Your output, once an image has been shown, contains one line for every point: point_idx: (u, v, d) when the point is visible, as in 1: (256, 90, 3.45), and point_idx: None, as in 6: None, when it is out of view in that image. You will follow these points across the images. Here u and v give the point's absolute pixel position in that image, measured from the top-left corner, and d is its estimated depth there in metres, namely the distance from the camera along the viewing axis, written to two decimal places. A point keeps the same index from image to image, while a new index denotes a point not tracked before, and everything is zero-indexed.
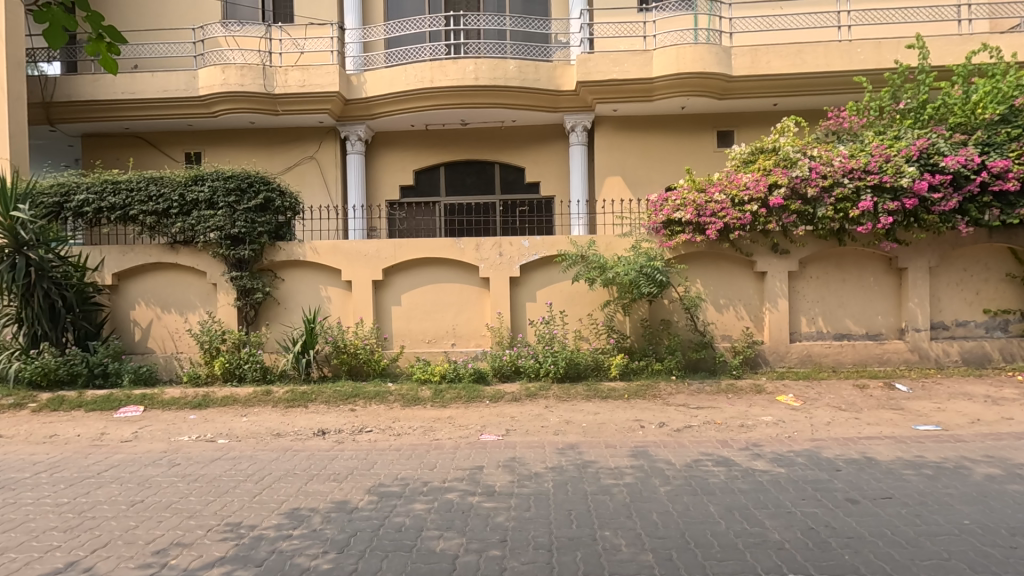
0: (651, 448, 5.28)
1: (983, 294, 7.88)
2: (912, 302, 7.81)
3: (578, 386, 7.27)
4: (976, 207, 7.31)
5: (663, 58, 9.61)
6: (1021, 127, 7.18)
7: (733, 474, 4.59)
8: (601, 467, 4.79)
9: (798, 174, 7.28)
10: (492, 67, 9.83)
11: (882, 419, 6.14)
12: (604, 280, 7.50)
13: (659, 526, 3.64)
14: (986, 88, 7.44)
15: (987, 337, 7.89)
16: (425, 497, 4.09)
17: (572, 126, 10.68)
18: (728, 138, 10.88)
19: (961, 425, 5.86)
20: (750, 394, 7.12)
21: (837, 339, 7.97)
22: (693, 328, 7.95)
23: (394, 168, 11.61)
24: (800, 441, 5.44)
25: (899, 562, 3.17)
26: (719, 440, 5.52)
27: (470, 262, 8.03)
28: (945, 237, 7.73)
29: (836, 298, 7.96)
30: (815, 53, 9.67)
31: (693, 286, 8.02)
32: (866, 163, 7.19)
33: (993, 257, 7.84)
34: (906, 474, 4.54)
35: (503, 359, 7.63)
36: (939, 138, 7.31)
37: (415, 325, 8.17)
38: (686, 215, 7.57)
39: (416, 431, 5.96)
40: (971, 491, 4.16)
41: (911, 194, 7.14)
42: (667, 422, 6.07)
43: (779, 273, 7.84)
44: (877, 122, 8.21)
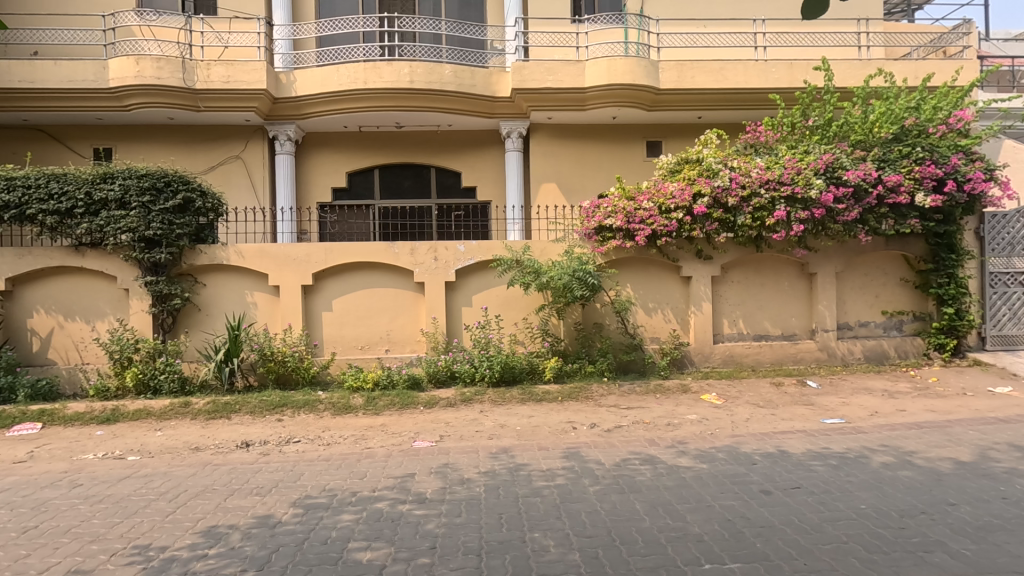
0: (582, 449, 5.40)
1: (881, 297, 8.62)
2: (821, 305, 8.42)
3: (513, 390, 7.33)
4: (875, 217, 7.98)
5: (595, 69, 9.90)
6: (911, 145, 7.91)
7: (659, 471, 4.78)
8: (533, 469, 4.85)
9: (719, 184, 7.69)
10: (428, 70, 9.76)
11: (794, 414, 6.58)
12: (538, 284, 7.63)
13: (586, 525, 3.73)
14: (881, 108, 8.14)
15: (885, 336, 8.62)
16: (353, 507, 3.99)
17: (508, 132, 10.80)
18: (656, 147, 11.33)
19: (862, 417, 6.38)
20: (677, 394, 7.43)
21: (755, 339, 8.47)
22: (624, 331, 8.22)
23: (326, 170, 11.28)
24: (721, 437, 5.74)
25: (804, 547, 3.41)
26: (647, 439, 5.72)
27: (404, 267, 7.92)
28: (849, 245, 8.39)
29: (755, 302, 8.47)
30: (735, 71, 10.24)
31: (623, 289, 8.28)
32: (780, 175, 7.68)
33: (890, 263, 8.61)
34: (814, 465, 4.89)
35: (438, 364, 7.58)
36: (842, 153, 7.93)
37: (347, 331, 7.96)
38: (617, 222, 7.84)
39: (348, 440, 5.81)
40: (868, 478, 4.54)
41: (819, 205, 7.70)
42: (598, 423, 6.23)
43: (703, 278, 8.25)
44: (789, 137, 8.78)
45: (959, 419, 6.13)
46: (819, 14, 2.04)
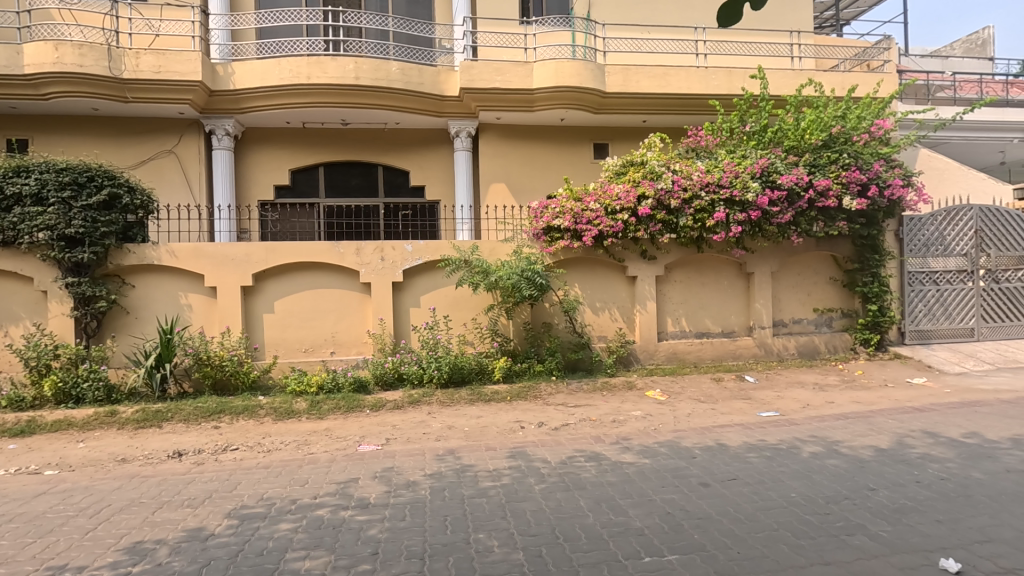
0: (529, 448, 5.43)
1: (813, 295, 9.11)
2: (758, 303, 8.81)
3: (462, 391, 7.30)
4: (806, 220, 8.41)
5: (543, 71, 9.99)
6: (838, 152, 8.39)
7: (603, 467, 4.87)
8: (479, 470, 4.84)
9: (663, 186, 7.92)
10: (374, 67, 9.58)
11: (733, 408, 6.85)
12: (486, 284, 7.64)
13: (531, 524, 3.75)
14: (812, 116, 8.57)
15: (817, 332, 9.10)
16: (292, 516, 3.87)
17: (457, 131, 10.75)
18: (603, 149, 11.56)
19: (795, 410, 6.72)
20: (622, 391, 7.60)
21: (697, 337, 8.76)
22: (572, 330, 8.33)
23: (267, 167, 10.88)
24: (664, 432, 5.91)
25: (738, 536, 3.55)
26: (593, 436, 5.81)
27: (350, 267, 7.74)
28: (783, 246, 8.81)
29: (697, 300, 8.77)
30: (678, 76, 10.56)
31: (571, 289, 8.39)
32: (719, 178, 7.99)
33: (820, 263, 9.11)
34: (749, 457, 5.10)
35: (385, 366, 7.46)
36: (776, 158, 8.31)
37: (290, 333, 7.70)
38: (564, 222, 7.95)
39: (289, 446, 5.61)
40: (799, 468, 4.78)
41: (755, 207, 8.06)
42: (545, 422, 6.29)
43: (647, 278, 8.47)
44: (728, 141, 9.12)
45: (881, 409, 6.55)
46: (733, 22, 2.09)
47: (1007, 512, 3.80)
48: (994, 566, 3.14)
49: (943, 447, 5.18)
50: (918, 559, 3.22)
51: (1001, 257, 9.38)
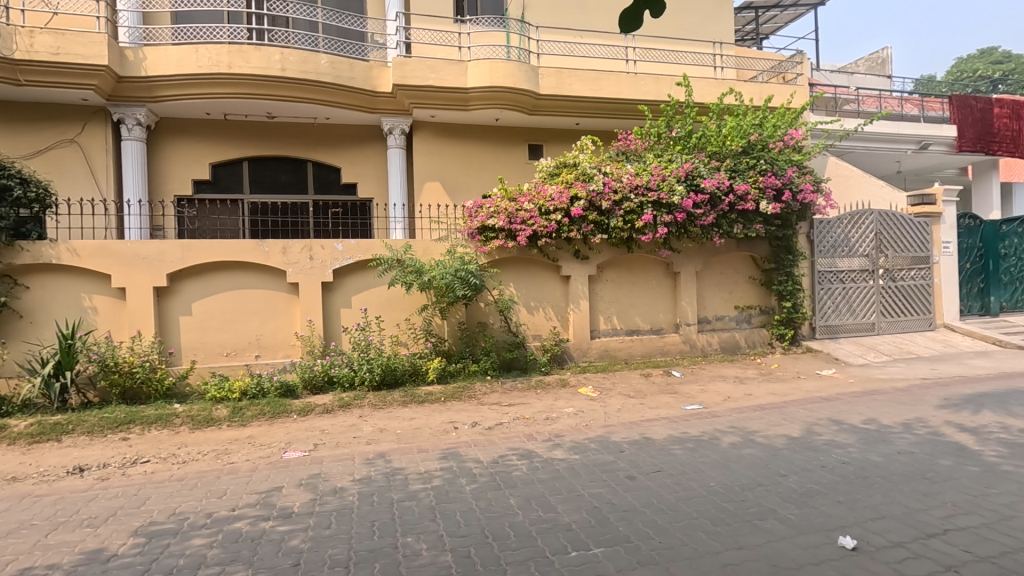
0: (461, 448, 5.41)
1: (734, 293, 9.62)
2: (684, 301, 9.20)
3: (394, 393, 7.18)
4: (727, 222, 8.86)
5: (477, 70, 9.98)
6: (756, 159, 8.88)
7: (534, 465, 4.93)
8: (410, 473, 4.77)
9: (594, 188, 8.13)
10: (302, 58, 9.22)
11: (660, 402, 7.13)
12: (419, 284, 7.55)
13: (461, 525, 3.74)
14: (732, 124, 9.05)
15: (737, 328, 9.62)
16: (206, 531, 3.65)
17: (390, 128, 10.56)
18: (537, 150, 11.71)
19: (717, 402, 7.07)
20: (556, 388, 7.71)
21: (628, 334, 9.04)
22: (507, 329, 8.38)
23: (185, 160, 10.25)
24: (594, 428, 6.05)
25: (660, 526, 3.68)
26: (525, 434, 5.87)
27: (276, 266, 7.42)
28: (706, 246, 9.25)
29: (628, 299, 9.04)
30: (609, 81, 10.83)
31: (506, 289, 8.44)
32: (647, 181, 8.28)
33: (740, 263, 9.64)
34: (673, 449, 5.31)
35: (314, 370, 7.22)
36: (700, 163, 8.69)
37: (210, 336, 7.28)
38: (499, 222, 7.99)
39: (207, 456, 5.31)
40: (718, 458, 5.02)
41: (681, 209, 8.42)
42: (479, 422, 6.29)
43: (580, 277, 8.65)
44: (656, 146, 9.45)
45: (793, 400, 7.01)
46: (635, 26, 2.22)
47: (897, 491, 4.16)
48: (885, 540, 3.43)
49: (846, 433, 5.61)
50: (820, 538, 3.46)
51: (897, 257, 10.30)
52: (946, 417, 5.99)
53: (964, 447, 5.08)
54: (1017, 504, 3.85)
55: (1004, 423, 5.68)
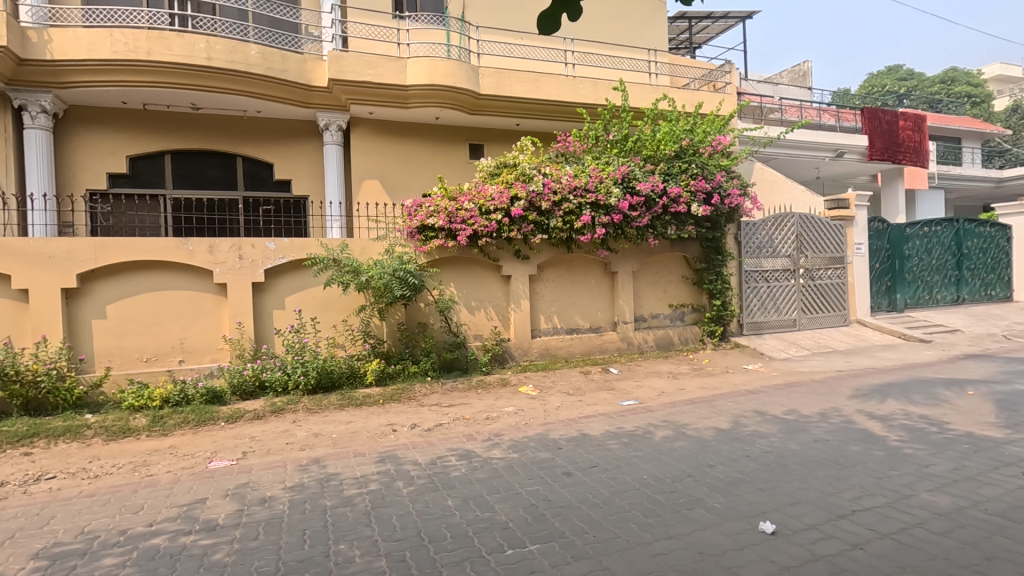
0: (399, 451, 5.32)
1: (668, 292, 9.99)
2: (622, 300, 9.46)
3: (330, 397, 6.98)
4: (661, 224, 9.18)
5: (416, 69, 9.85)
6: (687, 163, 9.25)
7: (473, 465, 4.92)
8: (345, 478, 4.65)
9: (533, 189, 8.23)
10: (229, 48, 8.81)
11: (598, 399, 7.30)
12: (357, 284, 7.39)
13: (396, 529, 3.68)
14: (666, 129, 9.39)
15: (672, 326, 10.00)
16: (118, 549, 3.42)
17: (326, 124, 10.26)
18: (478, 150, 11.71)
19: (652, 397, 7.31)
20: (496, 388, 7.73)
21: (568, 333, 9.20)
22: (447, 329, 8.32)
23: (98, 152, 9.54)
24: (533, 426, 6.12)
25: (595, 520, 3.76)
26: (465, 434, 5.85)
27: (201, 266, 7.04)
28: (642, 247, 9.55)
29: (567, 299, 9.19)
30: (549, 83, 10.97)
31: (447, 289, 8.39)
32: (586, 183, 8.46)
33: (674, 263, 10.02)
34: (610, 444, 5.45)
35: (243, 375, 6.92)
36: (636, 166, 8.96)
37: (127, 341, 6.82)
38: (438, 222, 7.95)
39: (123, 469, 4.96)
40: (651, 451, 5.20)
41: (618, 211, 8.66)
42: (419, 423, 6.21)
43: (521, 277, 8.72)
44: (594, 148, 9.68)
45: (722, 393, 7.36)
46: (553, 29, 2.28)
47: (812, 476, 4.45)
48: (800, 523, 3.65)
49: (768, 424, 5.95)
50: (743, 525, 3.65)
51: (816, 258, 11.02)
52: (857, 406, 6.46)
53: (872, 433, 5.49)
54: (914, 484, 4.21)
55: (906, 410, 6.19)
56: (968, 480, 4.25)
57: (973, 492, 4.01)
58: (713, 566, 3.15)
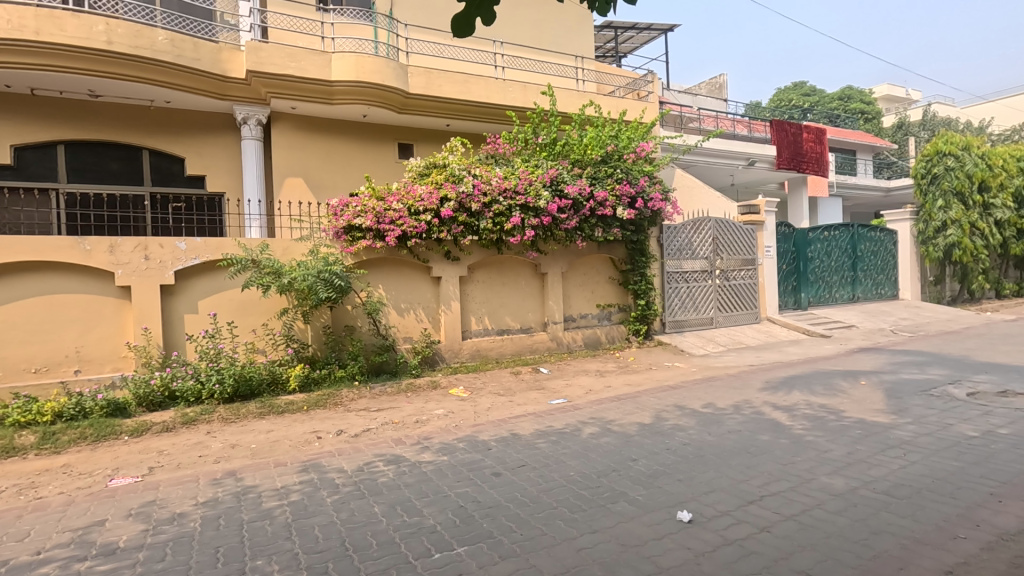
0: (324, 459, 5.14)
1: (596, 293, 10.28)
2: (551, 301, 9.63)
3: (250, 405, 6.63)
4: (589, 226, 9.44)
5: (342, 63, 9.54)
6: (613, 168, 9.57)
7: (401, 469, 4.84)
8: (264, 490, 4.43)
9: (463, 190, 8.22)
10: (133, 31, 8.18)
11: (528, 398, 7.39)
12: (278, 286, 7.07)
13: (319, 540, 3.55)
14: (592, 134, 9.66)
15: (599, 325, 10.30)
16: None
17: (243, 118, 9.76)
18: (407, 150, 11.54)
19: (580, 395, 7.50)
20: (427, 390, 7.64)
21: (499, 334, 9.25)
22: (376, 332, 8.13)
23: None
24: (463, 428, 6.10)
25: (522, 519, 3.81)
26: (394, 439, 5.74)
27: (101, 267, 6.48)
28: (570, 249, 9.78)
29: (498, 300, 9.25)
30: (479, 85, 10.98)
31: (375, 290, 8.21)
32: (515, 185, 8.54)
33: (601, 264, 10.33)
34: (539, 443, 5.54)
35: (150, 385, 6.45)
36: (564, 170, 9.17)
37: (12, 350, 6.15)
38: (366, 222, 7.78)
39: (6, 493, 4.47)
40: (578, 448, 5.33)
41: (547, 213, 8.81)
42: (345, 429, 6.03)
43: (451, 278, 8.68)
44: (523, 151, 9.82)
45: (645, 389, 7.67)
46: (467, 33, 2.31)
47: (726, 465, 4.73)
48: (714, 510, 3.87)
49: (687, 417, 6.26)
50: (662, 515, 3.82)
51: (731, 260, 11.73)
52: (765, 398, 6.94)
53: (779, 422, 5.92)
54: (814, 468, 4.58)
55: (808, 401, 6.72)
56: (859, 462, 4.67)
57: (864, 474, 4.42)
58: (634, 557, 3.27)
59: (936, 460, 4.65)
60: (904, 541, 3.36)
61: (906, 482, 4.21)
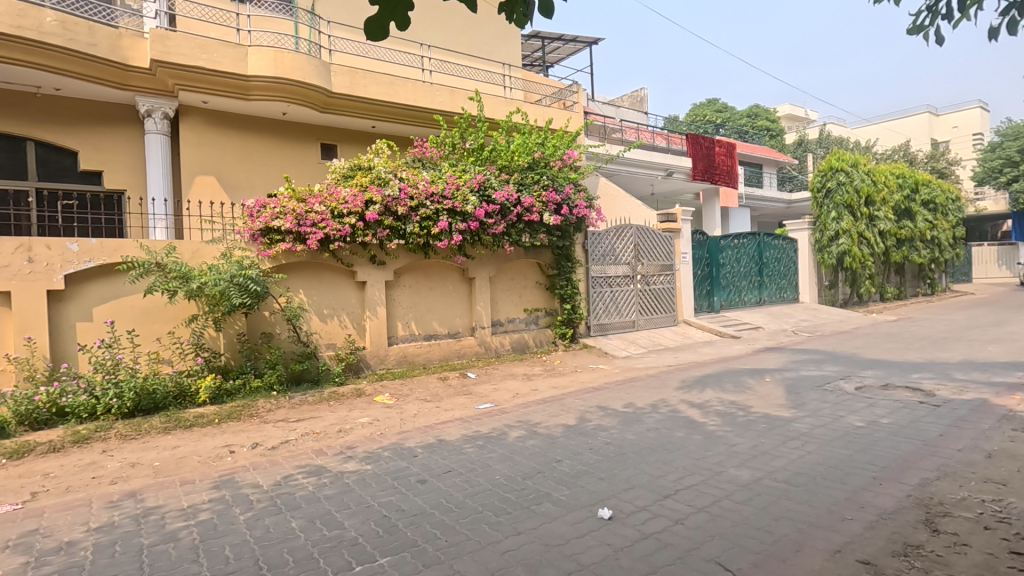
0: (238, 474, 4.86)
1: (523, 297, 10.42)
2: (479, 305, 9.65)
3: (153, 420, 6.16)
4: (516, 231, 9.56)
5: (259, 58, 9.12)
6: (539, 174, 9.75)
7: (322, 481, 4.66)
8: (168, 510, 4.12)
9: (389, 193, 8.09)
10: (15, 10, 7.45)
11: (456, 403, 7.35)
12: (187, 291, 6.61)
13: (229, 560, 3.36)
14: (519, 140, 9.79)
15: (526, 329, 10.43)
16: None
17: (147, 111, 9.11)
18: (331, 150, 11.19)
19: (507, 399, 7.55)
20: (350, 398, 7.41)
21: (426, 339, 9.14)
22: (296, 339, 7.80)
23: None
24: (388, 436, 5.97)
25: (447, 525, 3.79)
26: (314, 450, 5.53)
27: None
28: (498, 253, 9.85)
29: (425, 305, 9.15)
30: (405, 87, 10.84)
31: (295, 296, 7.88)
32: (443, 189, 8.50)
33: (529, 269, 10.49)
34: (465, 448, 5.53)
35: (35, 401, 5.85)
36: (491, 175, 9.22)
37: None
38: (285, 224, 7.45)
39: None
40: (505, 451, 5.37)
41: (474, 218, 8.83)
42: (261, 442, 5.72)
43: (377, 283, 8.50)
44: (450, 155, 9.78)
45: (571, 392, 7.85)
46: (382, 37, 2.29)
47: (645, 462, 4.93)
48: (633, 506, 4.03)
49: (609, 417, 6.48)
50: (585, 513, 3.93)
51: (651, 265, 12.28)
52: (681, 397, 7.31)
53: (693, 419, 6.26)
54: (724, 461, 4.88)
55: (720, 398, 7.15)
56: (763, 454, 5.04)
57: (767, 465, 4.76)
58: (557, 556, 3.34)
59: (829, 449, 5.10)
60: (801, 525, 3.65)
61: (804, 471, 4.59)
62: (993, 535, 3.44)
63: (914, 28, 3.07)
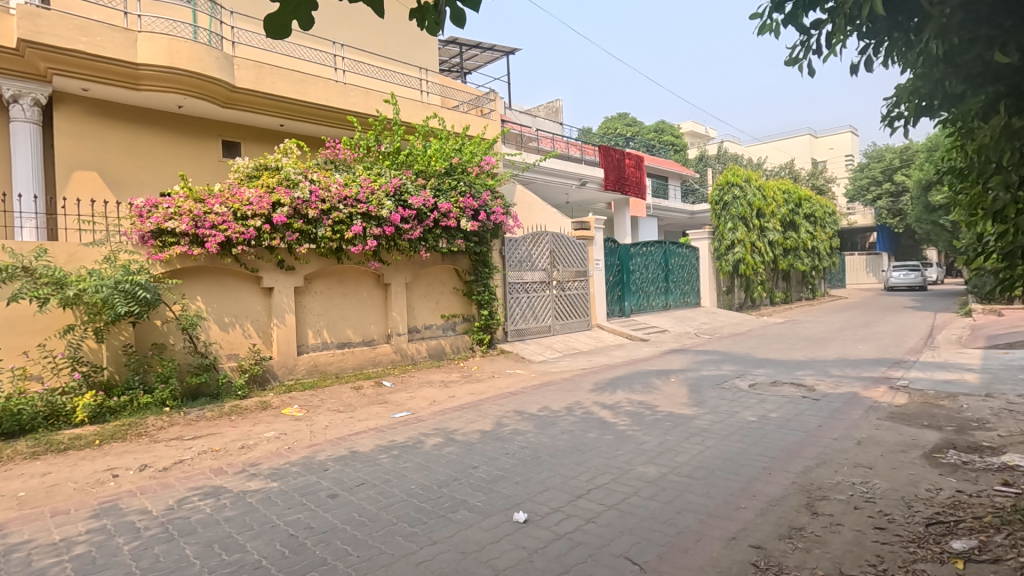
0: (123, 500, 4.42)
1: (440, 304, 10.34)
2: (395, 312, 9.45)
3: (18, 445, 5.47)
4: (433, 237, 9.46)
5: (150, 45, 8.40)
6: (456, 180, 9.72)
7: (222, 502, 4.35)
8: (36, 546, 3.66)
9: (299, 195, 7.75)
10: None
11: (370, 413, 7.13)
12: (62, 300, 5.94)
13: None
14: (436, 146, 9.74)
15: (444, 335, 10.36)
16: None
17: (13, 96, 8.14)
18: (233, 149, 10.46)
19: (423, 407, 7.44)
20: (255, 412, 6.98)
21: (338, 347, 8.82)
22: (192, 350, 7.22)
23: None
24: (297, 450, 5.68)
25: (359, 540, 3.67)
26: (213, 469, 5.15)
27: None
28: (414, 259, 9.74)
29: (338, 311, 8.82)
30: (317, 86, 10.44)
31: (191, 303, 7.30)
32: (356, 193, 8.28)
33: (446, 275, 10.44)
34: (379, 458, 5.38)
35: None
36: (407, 179, 9.07)
37: None
38: (181, 226, 6.90)
39: None
40: (420, 460, 5.29)
41: (389, 223, 8.67)
42: (151, 463, 5.24)
43: (284, 289, 8.08)
44: (365, 158, 9.51)
45: (488, 397, 7.88)
46: (283, 36, 2.22)
47: (559, 464, 5.05)
48: (547, 508, 4.11)
49: (525, 422, 6.57)
50: (500, 518, 3.95)
51: (566, 271, 12.65)
52: (594, 399, 7.56)
53: (605, 420, 6.50)
54: (633, 459, 5.11)
55: (629, 398, 7.49)
56: (668, 451, 5.32)
57: (672, 461, 5.04)
58: (472, 563, 3.33)
59: (726, 443, 5.49)
60: (701, 516, 3.90)
61: (704, 465, 4.90)
62: (861, 514, 3.86)
63: (790, 60, 3.39)
